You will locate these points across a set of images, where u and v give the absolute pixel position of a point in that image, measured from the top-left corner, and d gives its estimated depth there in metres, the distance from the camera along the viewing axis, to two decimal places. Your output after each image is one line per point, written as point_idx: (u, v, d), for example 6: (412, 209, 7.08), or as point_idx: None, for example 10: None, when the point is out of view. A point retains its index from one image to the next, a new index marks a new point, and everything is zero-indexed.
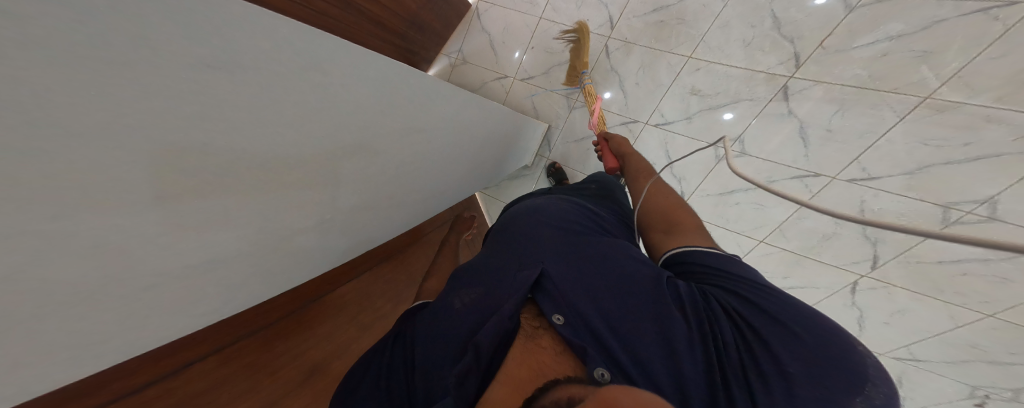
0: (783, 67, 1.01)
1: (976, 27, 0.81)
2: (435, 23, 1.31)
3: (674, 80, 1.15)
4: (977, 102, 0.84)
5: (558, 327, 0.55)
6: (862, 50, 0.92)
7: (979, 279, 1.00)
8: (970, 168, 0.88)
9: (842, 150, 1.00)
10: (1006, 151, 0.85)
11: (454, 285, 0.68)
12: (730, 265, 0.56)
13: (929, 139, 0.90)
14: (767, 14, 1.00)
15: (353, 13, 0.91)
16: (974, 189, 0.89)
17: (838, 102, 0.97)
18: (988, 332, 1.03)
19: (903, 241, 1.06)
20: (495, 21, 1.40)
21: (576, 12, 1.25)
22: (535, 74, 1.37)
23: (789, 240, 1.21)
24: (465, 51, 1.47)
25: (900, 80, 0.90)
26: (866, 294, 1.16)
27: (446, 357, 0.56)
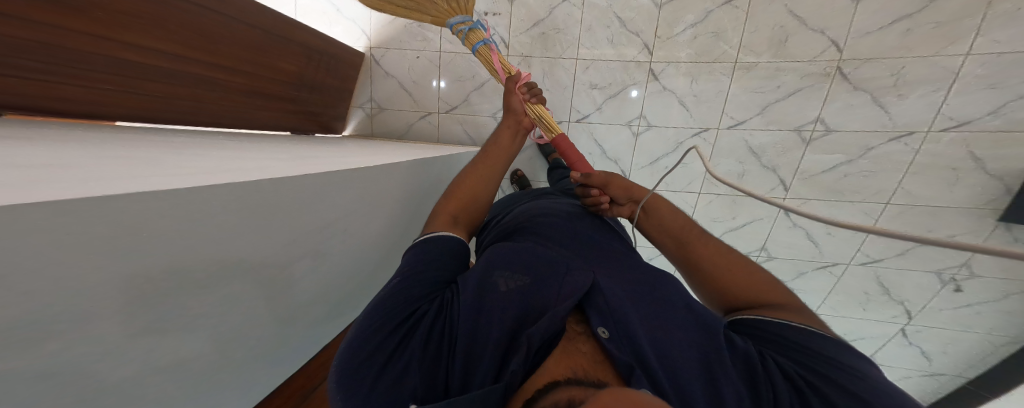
0: (641, 57, 1.09)
1: (731, 14, 1.19)
2: (329, 79, 1.17)
3: (573, 79, 1.12)
4: (763, 59, 1.21)
5: (603, 340, 0.50)
6: (680, 36, 1.11)
7: (856, 176, 1.25)
8: (791, 100, 1.23)
9: (711, 106, 1.18)
10: (801, 87, 1.22)
11: (493, 261, 0.61)
12: (764, 319, 0.51)
13: (756, 89, 1.22)
14: (614, 16, 1.06)
15: (169, 80, 0.72)
16: (807, 114, 1.23)
17: (689, 75, 1.15)
18: (897, 218, 1.26)
19: (792, 164, 1.25)
20: (396, 67, 1.23)
21: None
22: (455, 103, 1.22)
23: (720, 186, 1.24)
24: (377, 98, 1.30)
25: (711, 53, 1.14)
26: (797, 213, 1.28)
27: (489, 341, 0.50)
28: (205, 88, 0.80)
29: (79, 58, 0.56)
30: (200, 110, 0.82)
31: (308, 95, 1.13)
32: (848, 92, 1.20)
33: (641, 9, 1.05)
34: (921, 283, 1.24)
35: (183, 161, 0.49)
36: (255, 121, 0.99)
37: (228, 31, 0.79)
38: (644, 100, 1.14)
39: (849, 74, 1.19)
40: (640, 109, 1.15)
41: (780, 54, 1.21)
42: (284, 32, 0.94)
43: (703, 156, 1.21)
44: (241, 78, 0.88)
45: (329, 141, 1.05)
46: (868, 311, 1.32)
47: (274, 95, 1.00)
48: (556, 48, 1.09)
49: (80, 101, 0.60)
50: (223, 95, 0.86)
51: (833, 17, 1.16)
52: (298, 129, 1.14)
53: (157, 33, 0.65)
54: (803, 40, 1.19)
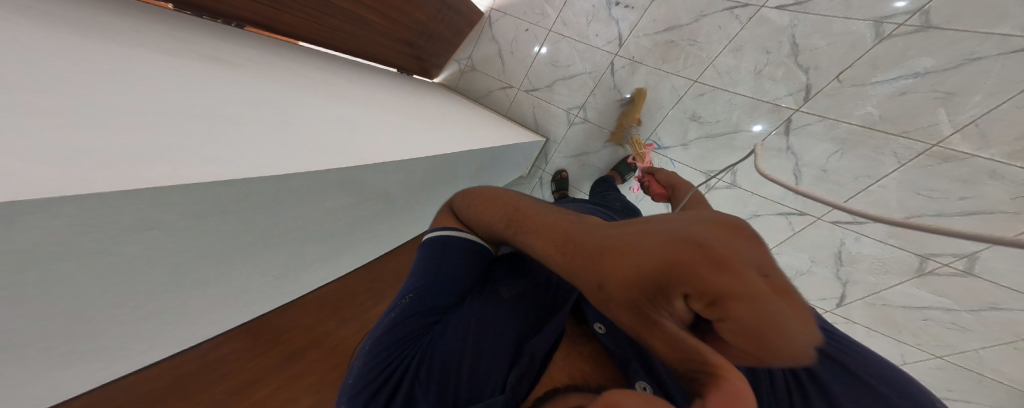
0: (788, 100, 0.79)
1: (1015, 69, 0.65)
2: (443, 28, 1.03)
3: (674, 104, 0.90)
4: (985, 155, 0.74)
5: (602, 334, 0.39)
6: (877, 87, 0.72)
7: (939, 326, 0.97)
8: (960, 221, 0.79)
9: (834, 192, 0.89)
10: (1002, 209, 0.76)
11: (487, 266, 0.53)
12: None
13: (926, 191, 0.81)
14: (786, 39, 0.75)
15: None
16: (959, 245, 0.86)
17: (839, 142, 0.79)
18: (934, 372, 1.03)
19: (871, 285, 1.01)
20: (506, 32, 1.06)
21: (586, 26, 0.93)
22: (539, 87, 1.06)
23: None
24: (474, 57, 1.15)
25: (913, 124, 0.76)
26: None
27: (465, 353, 0.42)
28: (343, 18, 0.78)
29: None
30: (334, 39, 0.81)
31: (424, 42, 1.03)
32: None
33: (845, 37, 0.71)
34: None
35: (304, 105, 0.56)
36: (378, 57, 0.96)
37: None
38: (743, 154, 0.86)
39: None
40: (731, 162, 0.88)
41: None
42: None
43: (772, 238, 0.99)
44: (371, 13, 0.82)
45: (441, 102, 1.01)
46: None
47: (400, 32, 0.93)
48: (678, 62, 0.86)
49: (208, 1, 0.59)
50: (359, 31, 0.83)
51: None
52: (405, 69, 1.08)
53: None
54: None
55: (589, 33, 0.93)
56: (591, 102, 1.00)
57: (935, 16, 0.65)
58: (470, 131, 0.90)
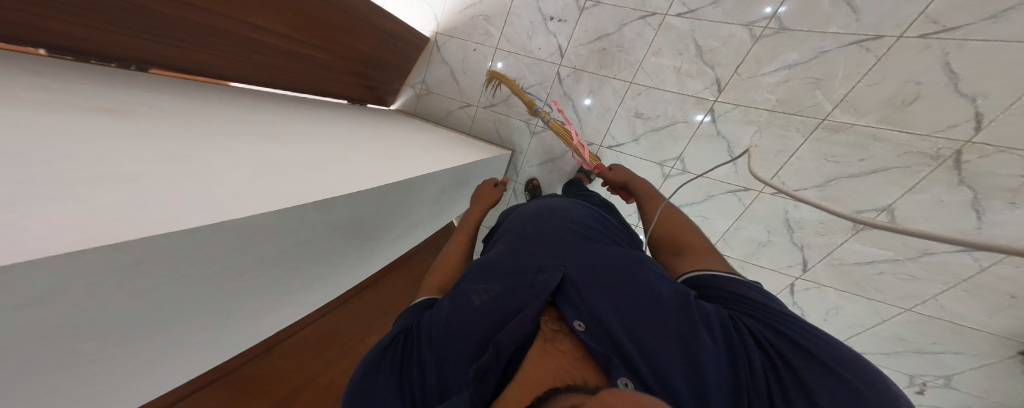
0: (707, 93, 0.98)
1: (854, 58, 0.89)
2: (391, 57, 1.16)
3: (619, 104, 1.05)
4: (864, 123, 0.98)
5: (580, 332, 0.50)
6: (767, 77, 0.94)
7: (891, 277, 1.09)
8: (869, 179, 1.02)
9: (765, 165, 1.05)
10: (894, 165, 0.99)
11: (469, 276, 0.64)
12: (721, 274, 0.56)
13: (832, 158, 1.03)
14: (691, 41, 0.96)
15: (240, 44, 0.73)
16: (875, 200, 1.04)
17: (755, 125, 0.98)
18: (907, 325, 1.12)
19: (825, 246, 1.13)
20: (453, 54, 1.21)
21: (528, 42, 1.09)
22: (496, 102, 1.18)
23: (733, 249, 1.19)
24: (429, 81, 1.28)
25: (801, 104, 0.95)
26: (802, 294, 1.22)
27: (463, 351, 0.51)
28: (293, 60, 0.87)
29: (168, 22, 0.59)
30: (280, 79, 0.88)
31: (376, 73, 1.16)
32: (948, 185, 0.96)
33: (731, 38, 0.93)
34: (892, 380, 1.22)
35: (275, 137, 0.63)
36: (322, 92, 1.03)
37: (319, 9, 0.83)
38: (687, 143, 1.03)
39: (966, 162, 0.93)
40: (679, 151, 1.05)
41: (889, 121, 0.96)
42: (381, 23, 1.03)
43: (730, 215, 1.12)
44: (319, 51, 0.92)
45: (386, 123, 1.11)
46: None
47: (345, 68, 1.03)
48: (612, 67, 1.03)
49: (177, 59, 0.65)
50: (303, 67, 0.91)
51: (995, 81, 0.85)
52: (356, 99, 1.18)
53: (261, 8, 0.70)
54: (932, 105, 0.92)
55: (532, 46, 1.08)
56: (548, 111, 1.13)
57: (786, 20, 0.89)
58: (440, 151, 1.02)
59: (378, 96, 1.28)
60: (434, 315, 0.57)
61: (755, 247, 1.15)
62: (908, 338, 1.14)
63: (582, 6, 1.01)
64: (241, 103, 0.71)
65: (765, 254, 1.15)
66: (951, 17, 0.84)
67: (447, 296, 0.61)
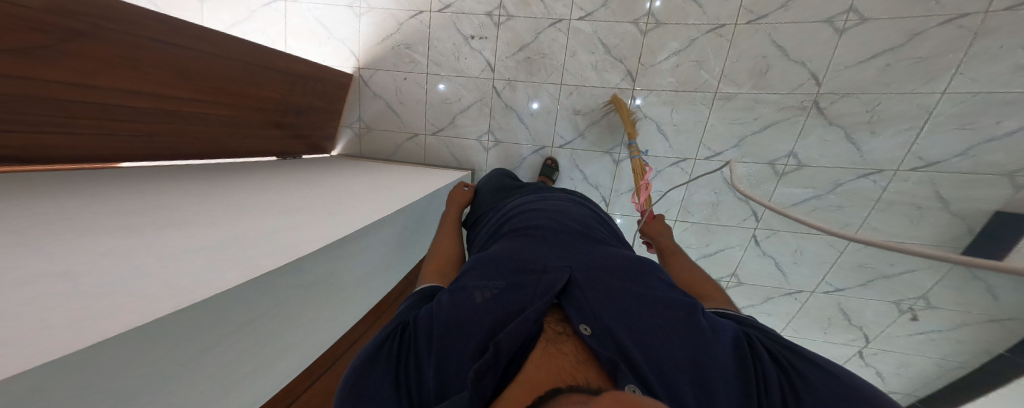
0: (624, 83, 1.15)
1: (715, 43, 1.16)
2: (319, 104, 1.16)
3: (557, 104, 1.16)
4: (744, 90, 1.21)
5: (586, 336, 0.47)
6: (663, 64, 1.14)
7: (826, 210, 1.24)
8: (767, 133, 1.24)
9: (690, 136, 1.21)
10: (779, 119, 1.23)
11: (470, 272, 0.58)
12: (731, 311, 0.54)
13: (735, 120, 1.23)
14: (598, 42, 1.12)
15: (142, 118, 0.69)
16: (781, 148, 1.25)
17: (670, 103, 1.17)
18: None
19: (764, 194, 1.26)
20: (384, 87, 1.21)
21: (457, 63, 1.15)
22: (442, 125, 1.22)
23: (695, 214, 1.30)
24: (366, 118, 1.27)
25: (694, 82, 1.16)
26: (766, 242, 1.32)
27: (464, 352, 0.45)
28: (207, 125, 0.84)
29: (40, 104, 0.54)
30: (178, 144, 0.80)
31: (302, 119, 1.13)
32: (824, 127, 1.21)
33: (626, 35, 1.11)
34: None
35: (185, 212, 0.60)
36: (233, 147, 0.95)
37: (204, 63, 0.75)
38: (624, 129, 1.18)
39: (825, 109, 1.20)
40: (619, 137, 1.19)
41: (762, 86, 1.21)
42: (304, 73, 1.03)
43: (680, 185, 1.27)
44: (242, 110, 0.90)
45: (343, 171, 1.10)
46: (828, 333, 1.35)
47: (255, 120, 0.96)
48: (540, 73, 1.14)
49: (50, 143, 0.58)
50: (203, 127, 0.83)
51: (816, 48, 1.16)
52: (286, 152, 1.14)
53: (133, 74, 0.63)
54: (783, 71, 1.19)
55: (462, 66, 1.15)
56: (494, 123, 1.19)
57: (659, 17, 1.10)
58: (390, 185, 1.02)
59: (312, 144, 1.24)
60: (433, 310, 0.51)
61: (711, 209, 1.29)
62: None
63: (497, 21, 1.10)
64: (145, 184, 0.68)
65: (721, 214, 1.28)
66: (765, 6, 1.14)
67: (447, 291, 0.54)
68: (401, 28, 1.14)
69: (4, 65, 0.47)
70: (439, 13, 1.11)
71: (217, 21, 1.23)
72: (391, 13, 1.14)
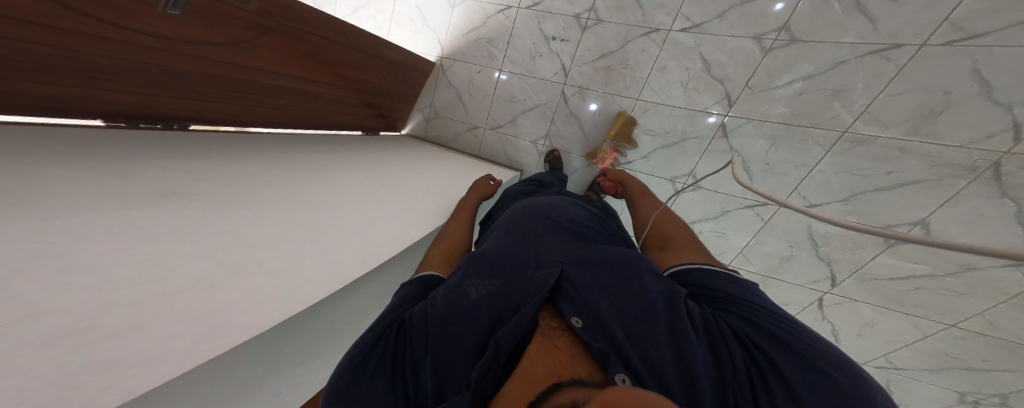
0: (717, 107, 0.97)
1: (874, 68, 0.86)
2: (402, 88, 1.19)
3: (626, 120, 1.05)
4: (889, 134, 0.90)
5: (578, 329, 0.46)
6: (779, 90, 0.92)
7: (931, 292, 1.00)
8: (895, 192, 0.94)
9: (783, 181, 1.01)
10: (925, 178, 0.90)
11: (466, 265, 0.57)
12: (698, 268, 0.52)
13: (857, 170, 0.95)
14: (697, 57, 0.95)
15: (269, 90, 0.78)
16: (908, 213, 0.94)
17: (770, 138, 0.97)
18: (956, 341, 1.01)
19: (854, 262, 1.06)
20: (458, 77, 1.21)
21: (530, 63, 1.09)
22: (502, 122, 1.18)
23: (754, 264, 1.15)
24: (437, 105, 1.28)
25: (819, 117, 0.92)
26: (832, 310, 1.15)
27: (461, 346, 0.45)
28: (317, 102, 0.92)
29: (193, 76, 0.61)
30: (288, 118, 0.89)
31: (387, 100, 1.17)
32: (987, 198, 0.85)
33: (739, 51, 0.92)
34: (935, 397, 1.13)
35: (245, 177, 0.65)
36: (331, 123, 1.03)
37: (332, 51, 0.86)
38: (697, 159, 1.01)
39: (1006, 175, 0.83)
40: (689, 167, 1.03)
41: (920, 131, 0.88)
42: (394, 57, 1.06)
43: (749, 230, 1.11)
44: (345, 91, 0.98)
45: (402, 153, 1.15)
46: None
47: (353, 103, 1.03)
48: (617, 84, 1.03)
49: (197, 109, 0.67)
50: (314, 105, 0.92)
51: None
52: (372, 128, 1.21)
53: (281, 55, 0.75)
54: (965, 115, 0.83)
55: (535, 66, 1.09)
56: (553, 129, 1.12)
57: (796, 31, 0.87)
58: (435, 182, 1.04)
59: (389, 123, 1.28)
60: (427, 306, 0.49)
61: (778, 262, 1.13)
62: (951, 353, 1.03)
63: (585, 24, 1.01)
64: (239, 143, 0.74)
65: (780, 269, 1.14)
66: (977, 22, 0.77)
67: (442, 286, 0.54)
68: (487, 22, 1.11)
69: (206, 46, 0.59)
70: (526, 10, 1.05)
71: (342, 6, 1.36)
72: (482, 6, 1.10)
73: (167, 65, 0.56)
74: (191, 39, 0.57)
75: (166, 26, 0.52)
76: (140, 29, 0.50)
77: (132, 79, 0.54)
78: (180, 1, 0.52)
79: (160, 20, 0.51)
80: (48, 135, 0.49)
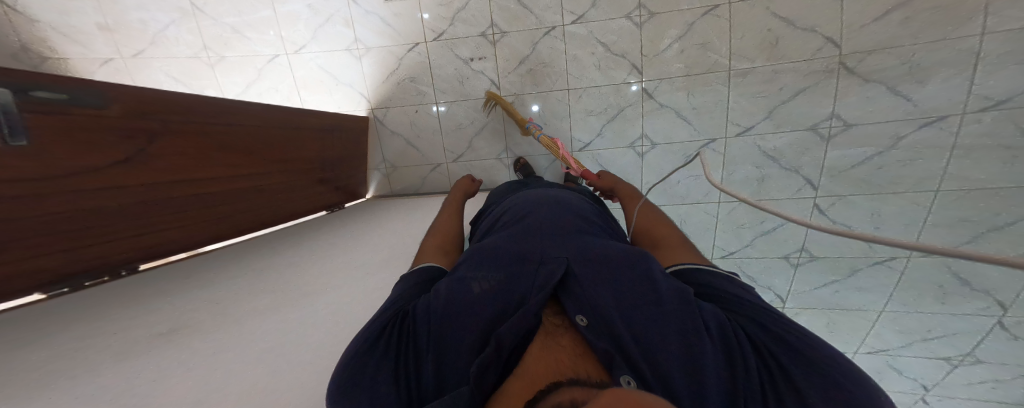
0: (632, 77, 1.10)
1: (717, 22, 1.07)
2: (340, 150, 1.10)
3: (570, 111, 1.12)
4: (760, 63, 1.10)
5: (582, 327, 0.44)
6: (666, 52, 1.09)
7: (891, 165, 1.09)
8: (802, 97, 1.10)
9: (712, 117, 1.15)
10: (809, 82, 1.09)
11: (469, 263, 0.56)
12: (707, 268, 0.52)
13: (759, 93, 1.12)
14: (594, 41, 1.06)
15: (200, 204, 0.72)
16: (818, 111, 1.11)
17: (684, 88, 1.12)
18: (959, 204, 1.05)
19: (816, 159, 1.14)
20: (397, 124, 1.13)
21: (460, 87, 1.08)
22: (463, 150, 1.12)
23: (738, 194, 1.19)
24: (391, 159, 1.22)
25: (705, 64, 1.11)
26: (833, 210, 1.16)
27: (463, 346, 0.43)
28: (261, 196, 0.87)
29: (108, 219, 0.56)
30: (250, 223, 0.86)
31: (332, 168, 1.08)
32: (860, 85, 1.07)
33: (622, 30, 1.06)
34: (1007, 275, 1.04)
35: (222, 293, 0.62)
36: (291, 209, 0.97)
37: (246, 142, 0.80)
38: (641, 120, 1.14)
39: (858, 64, 1.06)
40: (639, 130, 1.15)
41: (781, 54, 1.08)
42: (304, 115, 0.95)
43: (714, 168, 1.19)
44: (275, 168, 0.89)
45: (374, 213, 1.06)
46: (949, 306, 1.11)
47: (292, 174, 0.94)
48: (546, 82, 1.09)
49: (132, 249, 0.63)
50: (255, 201, 0.85)
51: (831, 8, 1.03)
52: (331, 205, 1.09)
53: (203, 163, 0.70)
54: (794, 41, 1.07)
55: (465, 88, 1.08)
56: (510, 142, 1.13)
57: (651, 5, 1.04)
58: (415, 223, 1.01)
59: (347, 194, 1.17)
60: (432, 301, 0.48)
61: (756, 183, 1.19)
62: (969, 218, 1.05)
63: (492, 39, 1.03)
64: (204, 257, 0.75)
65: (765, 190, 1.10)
66: None
67: (448, 276, 0.53)
68: (402, 64, 1.07)
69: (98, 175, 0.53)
70: (434, 42, 1.03)
71: (232, 85, 1.18)
72: (389, 50, 1.06)
73: (66, 208, 0.50)
74: (68, 172, 0.50)
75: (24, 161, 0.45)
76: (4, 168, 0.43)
77: (43, 235, 0.49)
78: (11, 125, 0.42)
79: (13, 161, 0.44)
80: (13, 312, 0.49)
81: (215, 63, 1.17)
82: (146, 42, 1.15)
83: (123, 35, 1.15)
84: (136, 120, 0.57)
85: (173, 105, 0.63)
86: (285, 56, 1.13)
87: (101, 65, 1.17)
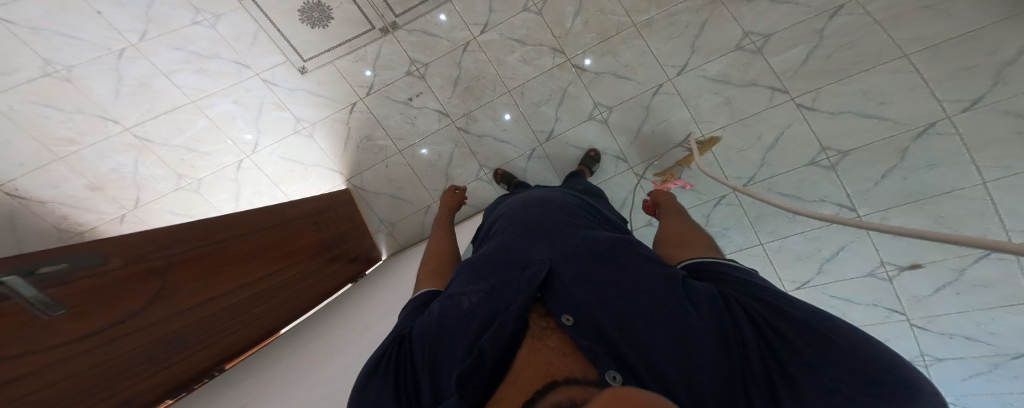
0: (559, 60, 1.07)
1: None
2: (342, 223, 1.07)
3: (519, 110, 1.10)
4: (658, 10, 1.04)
5: (569, 326, 0.43)
6: (576, 26, 1.05)
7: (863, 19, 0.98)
8: (708, 33, 1.05)
9: (648, 66, 1.08)
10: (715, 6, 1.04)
11: (458, 280, 0.57)
12: (711, 258, 0.50)
13: (678, 33, 1.06)
14: (512, 41, 1.05)
15: (237, 305, 0.70)
16: (730, 29, 1.05)
17: (607, 49, 1.07)
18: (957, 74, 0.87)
19: (779, 58, 1.04)
20: (378, 183, 1.16)
21: (414, 126, 1.10)
22: (442, 185, 1.14)
23: (716, 118, 1.09)
24: (387, 217, 1.19)
25: (610, 25, 1.06)
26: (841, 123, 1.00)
27: (456, 357, 0.43)
28: (286, 291, 0.82)
29: (170, 340, 0.57)
30: (291, 307, 0.83)
31: (345, 243, 1.06)
32: None
33: (530, 22, 1.04)
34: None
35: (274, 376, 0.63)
36: (321, 289, 0.93)
37: (246, 241, 0.77)
38: (589, 94, 1.10)
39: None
40: (591, 101, 1.10)
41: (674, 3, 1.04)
42: (288, 212, 0.92)
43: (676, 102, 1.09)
44: (290, 259, 0.86)
45: (397, 273, 1.04)
46: None
47: (314, 265, 0.92)
48: (487, 93, 1.08)
49: (219, 344, 0.66)
50: (290, 288, 0.83)
51: None
52: (355, 275, 1.08)
53: (212, 279, 0.66)
54: None
55: (417, 124, 1.10)
56: (482, 157, 1.13)
57: None
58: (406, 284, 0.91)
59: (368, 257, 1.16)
60: (424, 322, 0.51)
61: (726, 109, 1.08)
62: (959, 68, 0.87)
63: (420, 74, 1.06)
64: (217, 341, 0.65)
65: (765, 128, 1.06)
66: None
67: (439, 299, 0.54)
68: (350, 127, 1.12)
69: (126, 325, 0.51)
70: (368, 96, 1.08)
71: (224, 201, 1.24)
72: (333, 118, 1.12)
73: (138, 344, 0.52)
74: (121, 318, 0.50)
75: (57, 336, 0.43)
76: (42, 352, 0.41)
77: (136, 374, 0.51)
78: (47, 305, 0.42)
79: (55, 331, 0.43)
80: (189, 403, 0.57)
81: (198, 186, 1.22)
82: (138, 189, 1.19)
83: (115, 188, 1.17)
84: (136, 267, 0.54)
85: (155, 239, 0.59)
86: (247, 160, 1.19)
87: (120, 222, 1.21)
